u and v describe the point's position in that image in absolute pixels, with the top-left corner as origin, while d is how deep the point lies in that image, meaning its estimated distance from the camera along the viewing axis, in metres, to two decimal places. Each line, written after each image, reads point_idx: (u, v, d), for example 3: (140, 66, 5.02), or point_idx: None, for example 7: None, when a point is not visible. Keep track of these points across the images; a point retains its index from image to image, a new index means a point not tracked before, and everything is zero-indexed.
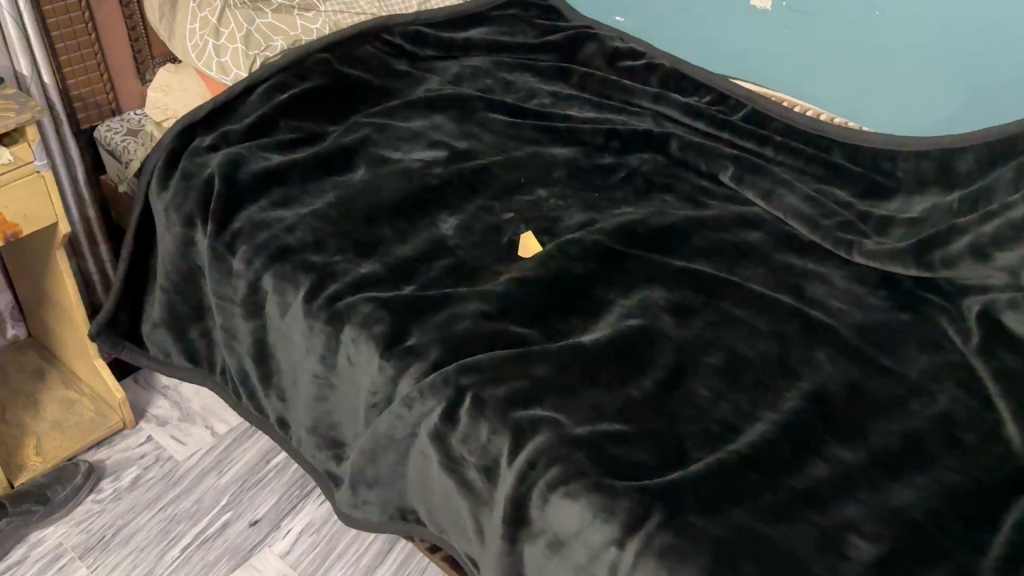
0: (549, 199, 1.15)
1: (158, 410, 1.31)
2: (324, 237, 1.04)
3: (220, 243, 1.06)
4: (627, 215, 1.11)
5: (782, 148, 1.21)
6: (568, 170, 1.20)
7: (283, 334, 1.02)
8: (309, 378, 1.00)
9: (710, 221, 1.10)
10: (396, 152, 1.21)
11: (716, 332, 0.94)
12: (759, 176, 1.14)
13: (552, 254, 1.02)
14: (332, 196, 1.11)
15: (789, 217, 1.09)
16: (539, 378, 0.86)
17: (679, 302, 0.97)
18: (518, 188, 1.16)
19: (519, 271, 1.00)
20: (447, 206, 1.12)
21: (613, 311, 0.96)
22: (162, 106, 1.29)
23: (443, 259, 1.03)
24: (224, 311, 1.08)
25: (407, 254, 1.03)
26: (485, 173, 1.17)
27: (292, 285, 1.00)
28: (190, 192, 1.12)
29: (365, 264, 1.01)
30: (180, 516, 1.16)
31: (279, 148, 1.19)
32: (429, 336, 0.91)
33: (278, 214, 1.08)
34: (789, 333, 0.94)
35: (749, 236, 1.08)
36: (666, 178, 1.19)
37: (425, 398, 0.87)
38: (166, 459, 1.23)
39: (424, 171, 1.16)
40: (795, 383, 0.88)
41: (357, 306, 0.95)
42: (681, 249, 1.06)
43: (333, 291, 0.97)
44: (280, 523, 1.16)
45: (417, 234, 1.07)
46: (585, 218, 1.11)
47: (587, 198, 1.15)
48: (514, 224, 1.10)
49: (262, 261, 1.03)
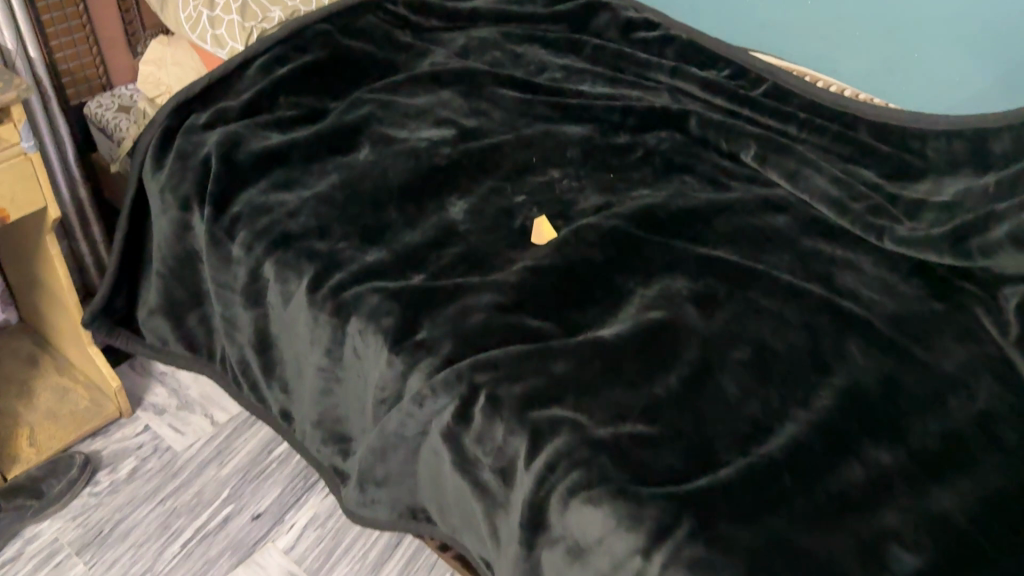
0: (563, 181, 1.10)
1: (155, 398, 1.27)
2: (328, 221, 0.99)
3: (219, 227, 1.01)
4: (646, 197, 1.06)
5: (806, 126, 1.16)
6: (583, 149, 1.14)
7: (286, 324, 0.97)
8: (313, 371, 0.96)
9: (733, 206, 1.04)
10: (403, 131, 1.15)
11: (743, 324, 0.89)
12: (783, 155, 1.09)
13: (568, 241, 0.97)
14: (335, 177, 1.05)
15: (815, 200, 1.04)
16: (558, 376, 0.81)
17: (703, 292, 0.93)
18: (530, 170, 1.11)
19: (533, 258, 0.95)
20: (456, 189, 1.07)
21: (633, 301, 0.92)
22: (155, 81, 1.24)
23: (453, 245, 0.98)
24: (223, 299, 1.03)
25: (415, 240, 0.98)
26: (496, 154, 1.12)
27: (295, 273, 0.95)
28: (187, 173, 1.07)
29: (371, 251, 0.96)
30: (179, 509, 1.12)
31: (279, 126, 1.14)
32: (441, 330, 0.86)
33: (280, 197, 1.02)
34: (818, 325, 0.90)
35: (774, 220, 1.03)
36: (685, 158, 1.13)
37: (437, 396, 0.83)
38: (164, 450, 1.19)
39: (432, 151, 1.11)
40: (827, 380, 0.84)
41: (364, 297, 0.90)
42: (703, 234, 1.01)
43: (339, 280, 0.92)
44: (283, 516, 1.12)
45: (426, 218, 1.01)
46: (601, 202, 1.06)
47: (602, 180, 1.10)
48: (526, 208, 1.05)
49: (263, 248, 0.97)
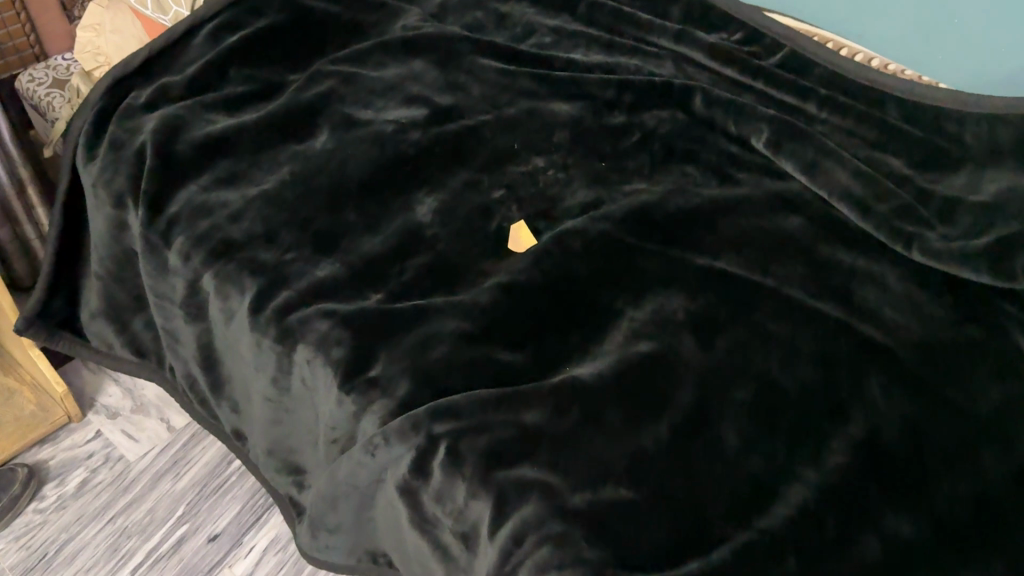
0: (548, 171, 0.97)
1: (108, 399, 1.17)
2: (275, 227, 0.86)
3: (154, 231, 0.89)
4: (641, 193, 0.93)
5: (826, 105, 1.01)
6: (572, 132, 1.01)
7: (231, 344, 0.87)
8: (261, 400, 0.85)
9: (740, 204, 0.91)
10: (367, 111, 1.02)
11: (746, 355, 0.77)
12: (799, 141, 0.94)
13: (548, 252, 0.85)
14: (287, 170, 0.92)
15: (834, 197, 0.91)
16: (529, 426, 0.70)
17: (702, 315, 0.80)
18: (511, 157, 0.98)
19: (508, 272, 0.83)
20: (426, 182, 0.94)
21: (621, 326, 0.80)
22: (92, 49, 1.09)
23: (419, 254, 0.85)
24: (163, 311, 0.92)
25: (374, 248, 0.85)
26: (472, 139, 0.99)
27: (236, 289, 0.84)
28: (120, 166, 0.94)
29: (323, 262, 0.84)
30: (131, 529, 1.03)
31: (228, 106, 1.00)
32: (397, 366, 0.75)
33: (222, 195, 0.90)
34: (833, 358, 0.78)
35: (787, 222, 0.90)
36: (688, 143, 0.99)
37: (391, 446, 0.72)
38: (116, 460, 1.10)
39: (400, 137, 0.97)
40: (841, 428, 0.72)
41: (312, 322, 0.79)
42: (704, 239, 0.88)
43: (284, 300, 0.81)
44: (242, 539, 1.03)
45: (388, 219, 0.89)
46: (589, 199, 0.93)
47: (592, 170, 0.97)
48: (504, 205, 0.92)
49: (202, 257, 0.86)
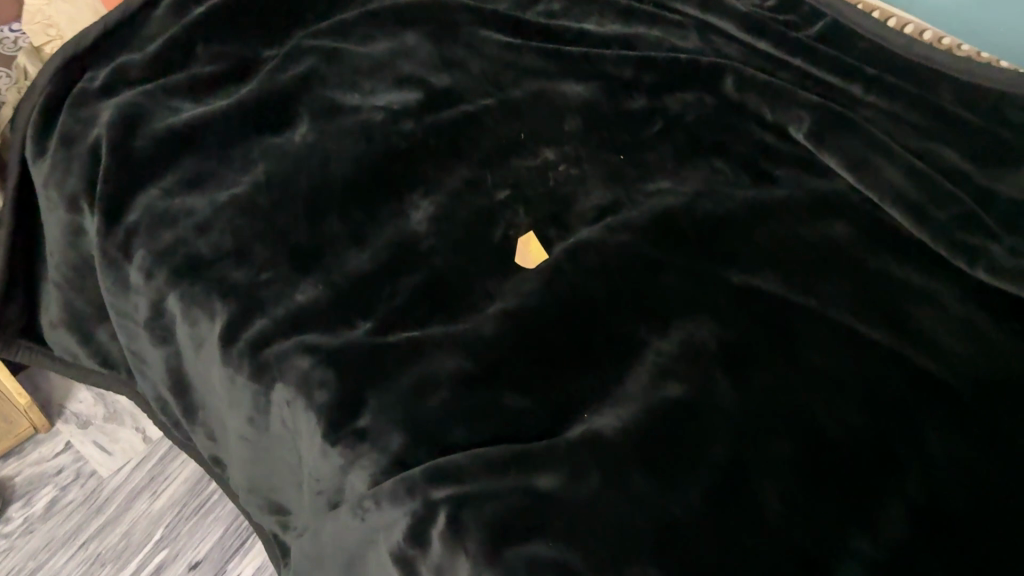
0: (559, 166, 0.85)
1: (78, 406, 1.08)
2: (248, 240, 0.75)
3: (111, 242, 0.78)
4: (665, 195, 0.82)
5: (873, 87, 0.89)
6: (585, 119, 0.89)
7: (203, 374, 0.77)
8: (238, 437, 0.76)
9: (777, 209, 0.81)
10: (353, 95, 0.90)
11: (786, 396, 0.68)
12: (847, 134, 0.84)
13: (561, 271, 0.75)
14: (261, 170, 0.81)
15: (887, 201, 0.80)
16: (542, 492, 0.60)
17: (737, 346, 0.71)
18: (517, 150, 0.87)
19: (515, 296, 0.73)
20: (421, 182, 0.82)
21: (646, 362, 0.70)
22: (43, 20, 0.97)
23: (413, 272, 0.75)
24: (127, 331, 0.82)
25: (362, 266, 0.75)
26: (474, 129, 0.87)
27: (206, 315, 0.73)
28: (73, 164, 0.83)
29: (303, 283, 0.73)
30: (105, 556, 0.95)
31: (194, 90, 0.88)
32: (388, 415, 0.65)
33: (187, 201, 0.78)
34: (883, 399, 0.69)
35: (831, 231, 0.80)
36: (717, 134, 0.88)
37: (382, 510, 0.63)
38: (88, 476, 1.01)
39: (391, 128, 0.86)
40: (896, 487, 0.64)
41: (291, 359, 0.69)
42: (738, 251, 0.78)
43: (259, 330, 0.71)
44: (225, 567, 0.95)
45: (378, 229, 0.78)
46: (605, 200, 0.82)
47: (609, 165, 0.86)
48: (510, 209, 0.81)
49: (165, 276, 0.75)
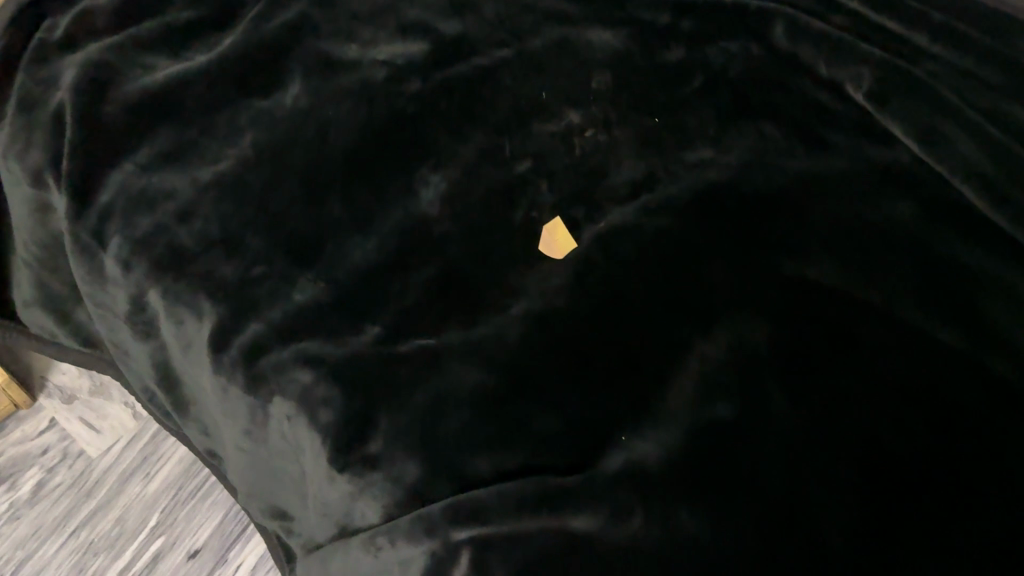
0: (586, 132, 0.76)
1: (61, 378, 1.00)
2: (236, 228, 0.66)
3: (82, 227, 0.69)
4: (706, 168, 0.73)
5: (940, 36, 0.79)
6: (615, 75, 0.79)
7: (193, 375, 0.69)
8: (235, 445, 0.69)
9: (833, 185, 0.72)
10: (351, 46, 0.78)
11: (846, 409, 0.61)
12: (914, 97, 0.75)
13: (593, 266, 0.66)
14: (249, 140, 0.71)
15: (958, 176, 0.72)
16: (578, 535, 0.54)
17: (790, 350, 0.63)
18: (538, 112, 0.77)
19: (542, 295, 0.65)
20: (431, 152, 0.73)
21: (689, 371, 0.62)
22: None
23: (425, 265, 0.66)
24: (106, 322, 0.74)
25: (366, 258, 0.66)
26: (489, 89, 0.77)
27: (193, 315, 0.65)
28: (35, 132, 0.72)
29: (301, 279, 0.65)
30: (97, 545, 0.89)
31: (168, 42, 0.77)
32: (402, 440, 0.58)
33: (166, 180, 0.69)
34: (954, 408, 0.61)
35: (894, 212, 0.71)
36: (763, 93, 0.78)
37: (398, 549, 0.56)
38: (75, 456, 0.95)
39: (395, 89, 0.75)
40: (969, 511, 0.57)
41: (290, 372, 0.61)
42: (790, 234, 0.69)
43: (252, 337, 0.62)
44: (225, 555, 0.90)
45: (384, 211, 0.69)
46: (639, 174, 0.73)
47: (642, 130, 0.76)
48: (532, 184, 0.72)
49: (146, 269, 0.66)
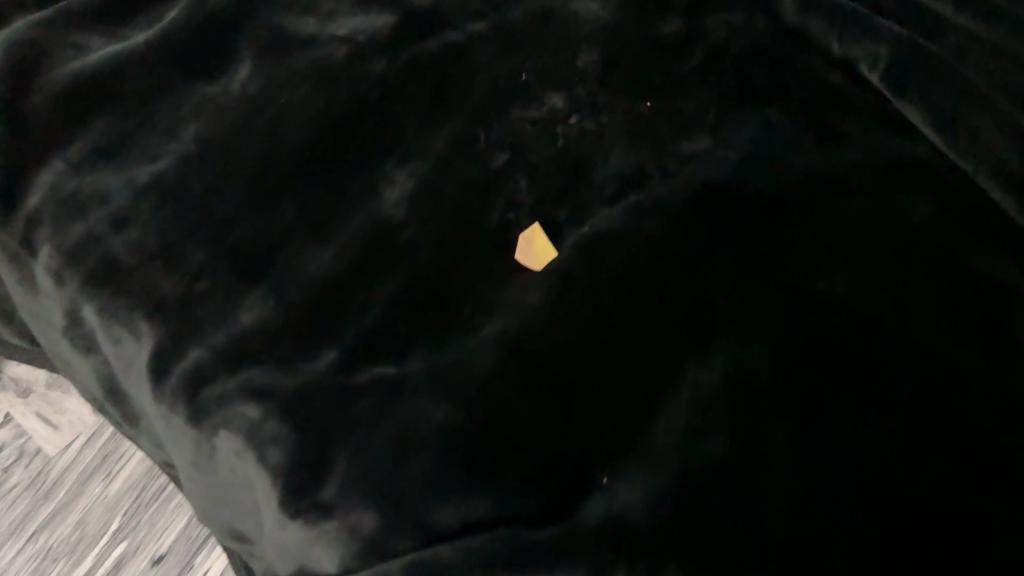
0: (570, 118, 0.68)
1: (15, 370, 0.94)
2: (177, 238, 0.60)
3: (7, 234, 0.61)
4: (703, 162, 0.66)
5: (968, 8, 0.70)
6: (603, 51, 0.71)
7: (137, 396, 0.63)
8: (184, 470, 0.63)
9: (844, 181, 0.64)
10: (308, 19, 0.70)
11: (857, 439, 0.54)
12: (936, 80, 0.67)
13: (575, 280, 0.60)
14: (192, 134, 0.63)
15: (981, 172, 0.64)
16: None
17: (794, 372, 0.56)
18: (517, 95, 0.69)
19: (517, 314, 0.58)
20: (397, 144, 0.65)
21: (682, 400, 0.56)
22: None
23: (389, 278, 0.60)
24: (43, 332, 0.67)
25: (322, 271, 0.59)
26: (462, 69, 0.69)
27: (131, 336, 0.58)
28: None
29: (249, 297, 0.58)
30: (56, 551, 0.85)
31: (103, 18, 0.69)
32: (359, 486, 0.52)
33: (100, 181, 0.62)
34: (978, 436, 0.55)
35: (912, 210, 0.63)
36: (768, 73, 0.70)
37: None
38: (32, 455, 0.90)
39: (356, 71, 0.67)
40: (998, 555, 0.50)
41: (236, 406, 0.55)
42: (796, 238, 0.62)
43: (195, 364, 0.56)
44: (191, 561, 0.85)
45: (343, 213, 0.62)
46: (628, 169, 0.66)
47: (632, 117, 0.68)
48: (509, 180, 0.65)
49: (77, 284, 0.60)
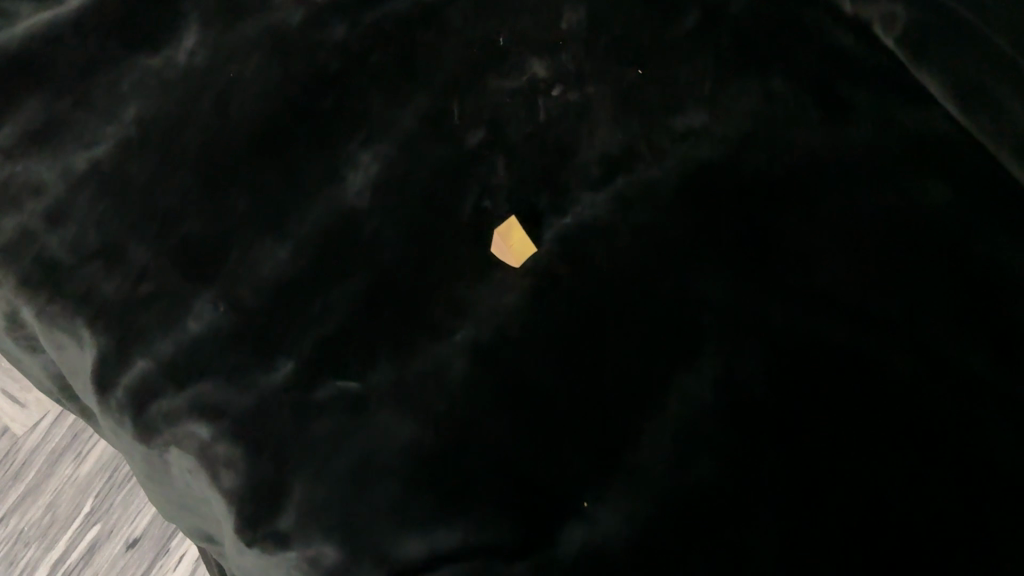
0: (552, 89, 0.61)
1: None
2: (120, 236, 0.55)
3: None
4: (698, 140, 0.60)
5: None
6: (591, 10, 0.64)
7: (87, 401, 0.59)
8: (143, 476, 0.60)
9: (853, 162, 0.58)
10: None
11: (858, 458, 0.50)
12: (960, 46, 0.60)
13: (554, 281, 0.55)
14: (133, 115, 0.57)
15: (1004, 152, 0.58)
16: None
17: (791, 382, 0.52)
18: (494, 62, 0.62)
19: (491, 318, 0.53)
20: (360, 122, 0.59)
21: (668, 414, 0.51)
22: None
23: (351, 277, 0.54)
24: None
25: (278, 271, 0.54)
26: (434, 31, 0.62)
27: (73, 344, 0.54)
28: None
29: (199, 302, 0.53)
30: (28, 534, 0.82)
31: None
32: (317, 515, 0.48)
33: (33, 169, 0.56)
34: (993, 452, 0.50)
35: (925, 195, 0.57)
36: (771, 35, 0.63)
37: None
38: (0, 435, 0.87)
39: (314, 38, 0.60)
40: None
41: (185, 425, 0.51)
42: (799, 229, 0.57)
43: (141, 378, 0.52)
44: (167, 543, 0.83)
45: (301, 203, 0.56)
46: (615, 147, 0.60)
47: (621, 88, 0.62)
48: (484, 162, 0.59)
49: (12, 285, 0.55)
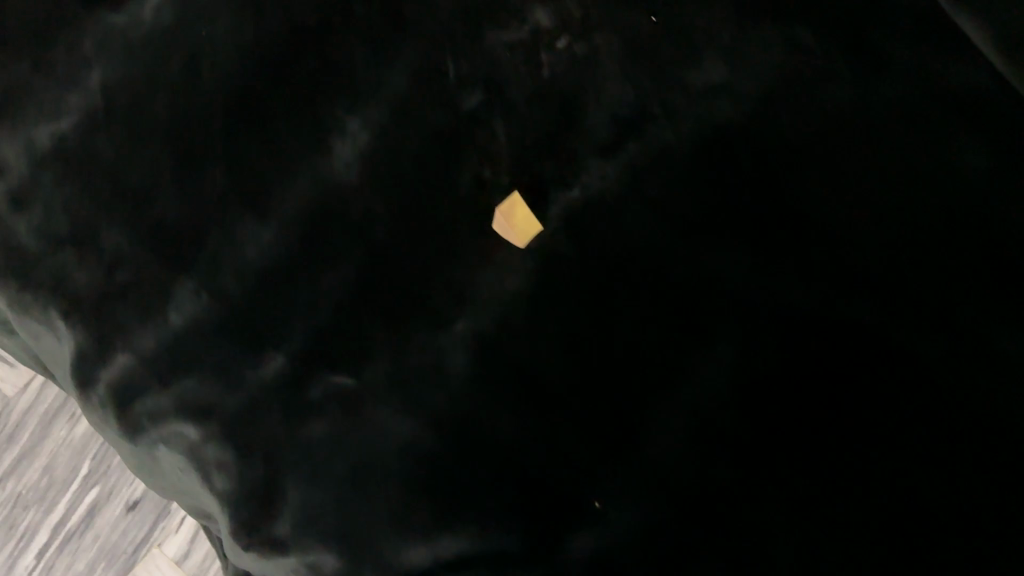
0: (557, 42, 0.56)
1: None
2: (90, 219, 0.51)
3: None
4: (716, 98, 0.55)
5: None
6: None
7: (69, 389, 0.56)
8: None
9: (886, 120, 0.53)
10: None
11: (886, 451, 0.46)
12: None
13: (559, 263, 0.51)
14: (97, 81, 0.52)
15: None
16: None
17: (814, 369, 0.48)
18: (492, 10, 0.56)
19: (494, 305, 0.50)
20: (346, 84, 0.54)
21: (682, 405, 0.48)
22: None
23: (340, 261, 0.51)
24: None
25: (262, 255, 0.50)
26: None
27: (50, 337, 0.51)
28: None
29: (179, 291, 0.50)
30: (26, 497, 0.81)
31: None
32: (315, 522, 0.46)
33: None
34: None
35: (966, 156, 0.52)
36: None
37: None
38: None
39: None
40: None
41: (170, 424, 0.48)
42: (825, 197, 0.52)
43: (123, 375, 0.49)
44: (169, 504, 0.82)
45: (284, 178, 0.52)
46: (624, 107, 0.55)
47: (632, 38, 0.56)
48: (482, 126, 0.54)
49: None
